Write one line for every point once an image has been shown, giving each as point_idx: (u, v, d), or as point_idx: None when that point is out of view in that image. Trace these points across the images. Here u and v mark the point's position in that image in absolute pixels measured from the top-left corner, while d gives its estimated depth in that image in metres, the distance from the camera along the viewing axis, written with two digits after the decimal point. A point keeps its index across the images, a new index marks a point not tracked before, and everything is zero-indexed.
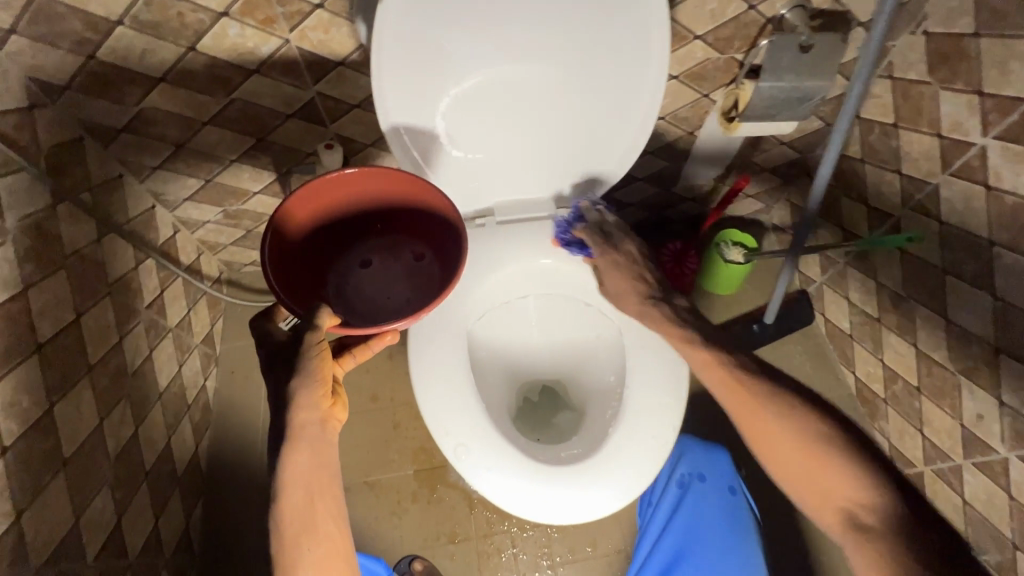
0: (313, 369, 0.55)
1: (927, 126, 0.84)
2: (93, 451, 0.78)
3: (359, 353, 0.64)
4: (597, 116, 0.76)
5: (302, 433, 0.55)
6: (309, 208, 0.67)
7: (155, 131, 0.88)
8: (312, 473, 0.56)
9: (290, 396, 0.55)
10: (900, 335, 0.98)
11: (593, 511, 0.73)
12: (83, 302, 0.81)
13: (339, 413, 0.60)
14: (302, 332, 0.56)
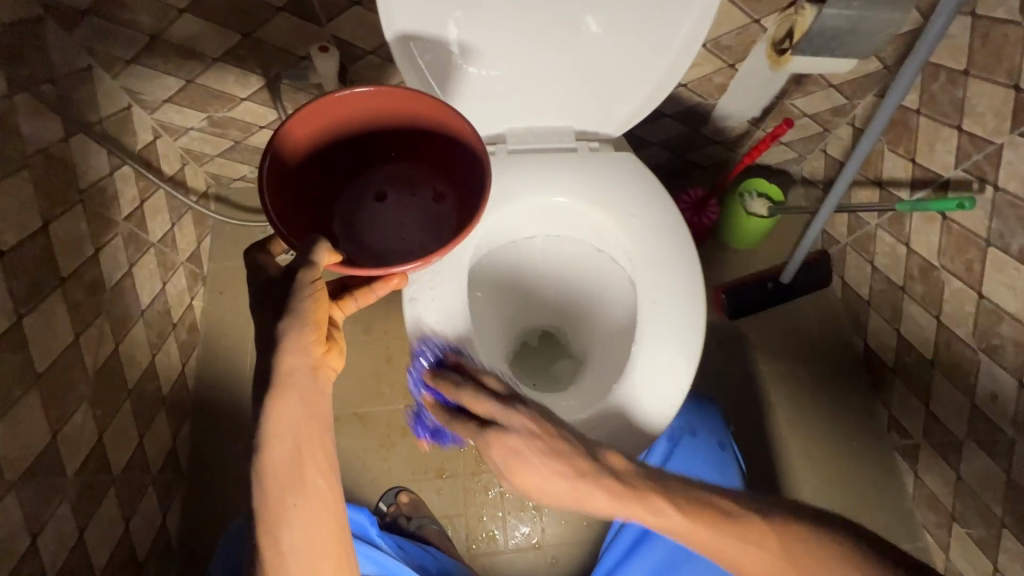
0: (303, 310, 0.51)
1: (1004, 76, 0.74)
2: (69, 366, 0.75)
3: (360, 296, 0.58)
4: (636, 30, 0.65)
5: (288, 380, 0.50)
6: (318, 126, 0.60)
7: (126, 18, 0.77)
8: (301, 423, 0.51)
9: (278, 338, 0.50)
10: (923, 307, 0.93)
11: None
12: (51, 208, 0.74)
13: (333, 360, 0.55)
14: (295, 271, 0.52)
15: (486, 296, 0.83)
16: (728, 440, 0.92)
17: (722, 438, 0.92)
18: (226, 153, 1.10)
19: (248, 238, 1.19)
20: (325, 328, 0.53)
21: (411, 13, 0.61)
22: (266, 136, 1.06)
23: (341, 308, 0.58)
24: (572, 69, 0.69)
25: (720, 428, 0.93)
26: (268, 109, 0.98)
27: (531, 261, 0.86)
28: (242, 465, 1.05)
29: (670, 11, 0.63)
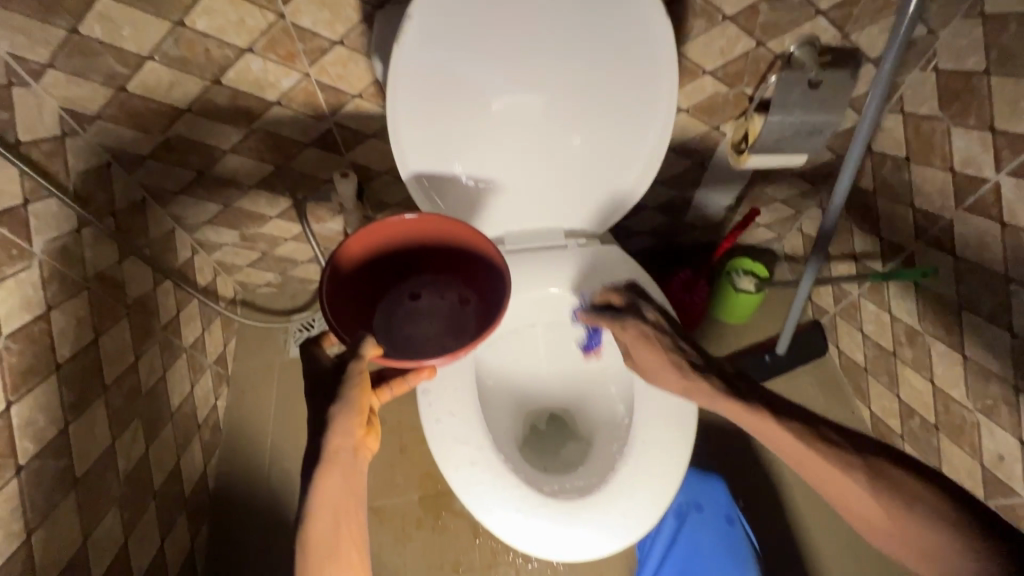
0: (351, 397, 0.57)
1: (940, 161, 0.84)
2: (105, 470, 0.80)
3: (395, 386, 0.64)
4: (609, 140, 0.75)
5: (335, 459, 0.55)
6: (365, 245, 0.67)
7: (179, 159, 0.91)
8: (340, 498, 0.55)
9: (328, 421, 0.56)
10: (916, 371, 0.96)
11: (597, 549, 0.70)
12: (102, 323, 0.83)
13: (372, 443, 0.60)
14: (346, 361, 0.59)
15: (492, 385, 0.88)
16: (736, 514, 0.95)
17: (730, 512, 0.96)
18: (254, 263, 1.21)
19: (271, 338, 1.27)
20: (368, 413, 0.58)
21: (416, 153, 0.71)
22: (291, 247, 1.18)
23: (378, 398, 0.63)
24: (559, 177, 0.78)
25: (727, 501, 0.97)
26: (294, 224, 1.11)
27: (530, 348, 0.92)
28: (256, 567, 1.04)
29: (636, 124, 0.73)
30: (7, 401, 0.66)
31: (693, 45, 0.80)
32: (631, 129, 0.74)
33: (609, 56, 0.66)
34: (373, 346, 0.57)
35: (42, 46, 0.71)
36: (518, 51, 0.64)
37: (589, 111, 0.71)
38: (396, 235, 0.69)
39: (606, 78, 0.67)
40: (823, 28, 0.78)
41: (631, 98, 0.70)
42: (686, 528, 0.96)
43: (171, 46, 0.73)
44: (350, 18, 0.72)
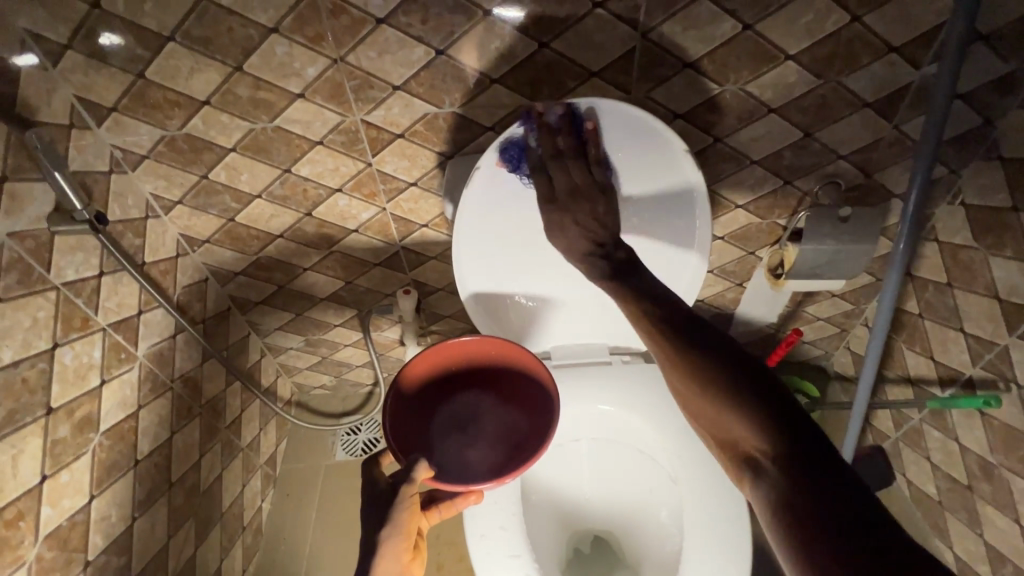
0: (400, 521, 0.61)
1: (983, 289, 0.85)
2: (153, 571, 0.82)
3: (443, 508, 0.69)
4: (648, 247, 0.79)
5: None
6: (459, 355, 0.77)
7: (265, 275, 1.04)
8: None
9: (377, 545, 0.60)
10: (999, 509, 0.88)
11: None
12: (178, 422, 0.90)
13: (416, 567, 0.65)
14: (398, 483, 0.62)
15: (539, 504, 0.87)
16: None
17: None
18: (313, 366, 1.29)
19: (320, 441, 1.31)
20: (412, 536, 0.62)
21: (473, 269, 0.79)
22: (349, 352, 1.26)
23: (426, 519, 0.68)
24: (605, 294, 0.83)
25: None
26: (355, 331, 1.19)
27: (575, 463, 0.91)
28: None
29: (675, 244, 0.78)
30: (91, 494, 0.71)
31: (726, 184, 0.88)
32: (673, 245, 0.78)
33: (644, 186, 0.73)
34: (423, 467, 0.61)
35: (178, 188, 0.87)
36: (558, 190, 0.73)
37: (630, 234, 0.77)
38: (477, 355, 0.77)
39: (641, 203, 0.75)
40: (845, 169, 0.86)
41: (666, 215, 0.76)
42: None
43: (277, 187, 0.88)
44: (426, 166, 0.85)
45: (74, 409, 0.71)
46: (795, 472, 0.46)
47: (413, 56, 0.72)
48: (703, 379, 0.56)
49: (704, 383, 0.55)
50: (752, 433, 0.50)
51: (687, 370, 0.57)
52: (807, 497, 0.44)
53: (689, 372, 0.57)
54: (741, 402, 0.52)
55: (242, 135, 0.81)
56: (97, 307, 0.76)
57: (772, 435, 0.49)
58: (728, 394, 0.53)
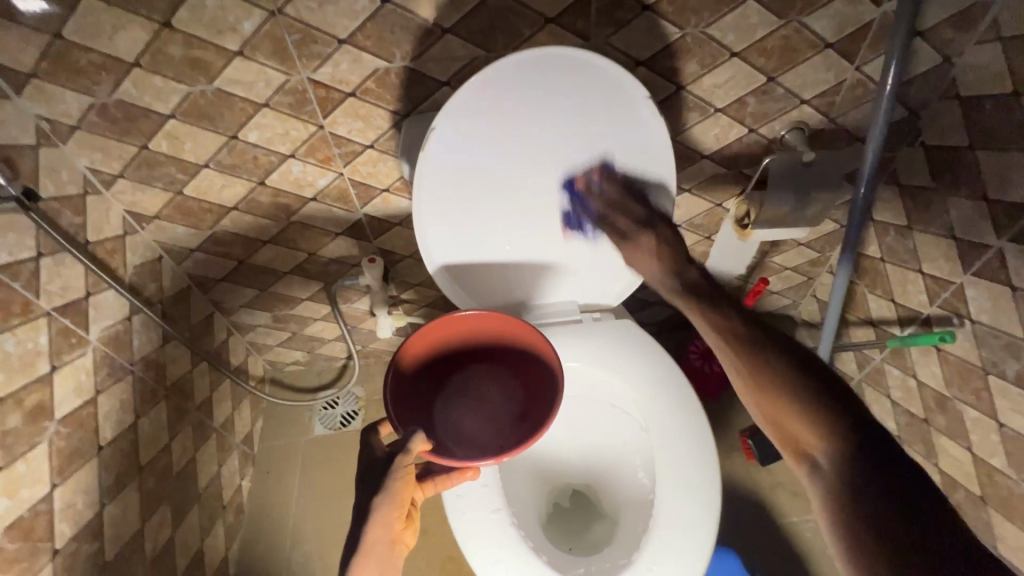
0: (394, 488, 0.60)
1: (940, 228, 0.87)
2: (131, 555, 0.81)
3: (439, 483, 0.69)
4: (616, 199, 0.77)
5: (369, 551, 0.59)
6: (481, 323, 0.75)
7: (222, 250, 1.00)
8: None
9: (370, 510, 0.60)
10: (953, 439, 0.93)
11: None
12: (143, 405, 0.88)
13: (408, 537, 0.65)
14: (394, 453, 0.62)
15: (515, 461, 0.89)
16: None
17: None
18: (284, 343, 1.26)
19: (296, 416, 1.30)
20: (405, 506, 0.62)
21: (434, 235, 0.76)
22: (319, 326, 1.23)
23: (422, 491, 0.68)
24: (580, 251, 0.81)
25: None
26: (324, 305, 1.17)
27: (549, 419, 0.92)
28: None
29: None
30: (52, 483, 0.69)
31: (691, 133, 0.87)
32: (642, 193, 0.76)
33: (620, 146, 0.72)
34: (420, 440, 0.61)
35: (116, 160, 0.82)
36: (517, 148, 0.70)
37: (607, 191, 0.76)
38: (493, 328, 0.75)
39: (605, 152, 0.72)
40: (809, 114, 0.85)
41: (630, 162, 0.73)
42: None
43: (224, 155, 0.83)
44: (381, 127, 0.81)
45: (23, 397, 0.67)
46: (866, 470, 0.45)
47: (358, 6, 0.67)
48: (778, 391, 0.53)
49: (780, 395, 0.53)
50: (817, 434, 0.50)
51: (758, 384, 0.55)
52: (874, 492, 0.44)
53: (757, 386, 0.55)
54: (809, 401, 0.51)
55: (180, 99, 0.75)
56: (38, 291, 0.72)
57: (832, 428, 0.49)
58: (802, 400, 0.51)
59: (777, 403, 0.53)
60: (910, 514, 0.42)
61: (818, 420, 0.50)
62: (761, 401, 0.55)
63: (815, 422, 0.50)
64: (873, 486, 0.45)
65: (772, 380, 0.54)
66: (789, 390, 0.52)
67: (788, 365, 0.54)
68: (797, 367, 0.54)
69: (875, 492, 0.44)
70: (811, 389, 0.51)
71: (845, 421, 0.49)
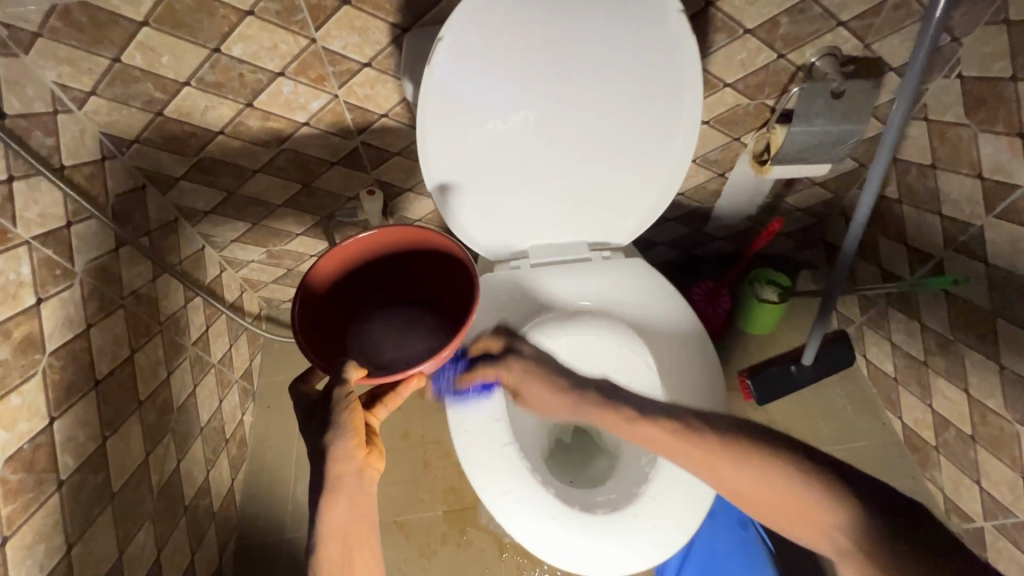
0: (345, 420, 0.61)
1: (967, 167, 0.84)
2: (138, 485, 0.81)
3: (389, 402, 0.66)
4: (630, 125, 0.72)
5: (340, 484, 0.60)
6: (402, 239, 0.75)
7: (209, 179, 0.94)
8: (349, 523, 0.61)
9: (326, 450, 0.60)
10: (950, 381, 0.94)
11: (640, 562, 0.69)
12: (137, 339, 0.85)
13: (376, 461, 0.65)
14: (332, 389, 0.62)
15: None
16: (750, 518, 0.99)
17: (743, 517, 1.00)
18: (279, 279, 1.23)
19: (296, 354, 1.29)
20: (363, 434, 0.62)
21: (437, 156, 0.71)
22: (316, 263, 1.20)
23: (375, 416, 0.67)
24: (587, 181, 0.78)
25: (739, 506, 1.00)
26: (320, 240, 1.12)
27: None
28: None
29: (650, 136, 0.73)
30: (51, 416, 0.68)
31: (715, 58, 0.80)
32: (660, 121, 0.72)
33: (640, 66, 0.66)
34: (355, 369, 0.61)
35: (86, 75, 0.74)
36: (530, 64, 0.64)
37: (619, 116, 0.71)
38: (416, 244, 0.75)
39: (625, 71, 0.66)
40: (844, 38, 0.79)
41: (651, 86, 0.68)
42: (700, 536, 0.98)
43: (207, 72, 0.76)
44: (379, 42, 0.74)
45: (10, 329, 0.64)
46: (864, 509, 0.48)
47: None
48: (736, 463, 0.55)
49: (740, 471, 0.55)
50: (808, 497, 0.51)
51: (717, 461, 0.57)
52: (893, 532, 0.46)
53: (716, 461, 0.57)
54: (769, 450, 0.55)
55: (153, 3, 0.67)
56: (15, 218, 0.67)
57: (812, 472, 0.52)
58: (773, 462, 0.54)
59: (737, 472, 0.55)
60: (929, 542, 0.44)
61: (801, 477, 0.52)
62: (729, 476, 0.56)
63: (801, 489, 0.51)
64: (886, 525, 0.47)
65: (726, 454, 0.57)
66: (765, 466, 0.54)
67: (735, 434, 0.58)
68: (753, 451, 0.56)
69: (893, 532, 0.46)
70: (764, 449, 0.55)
71: (812, 469, 0.52)
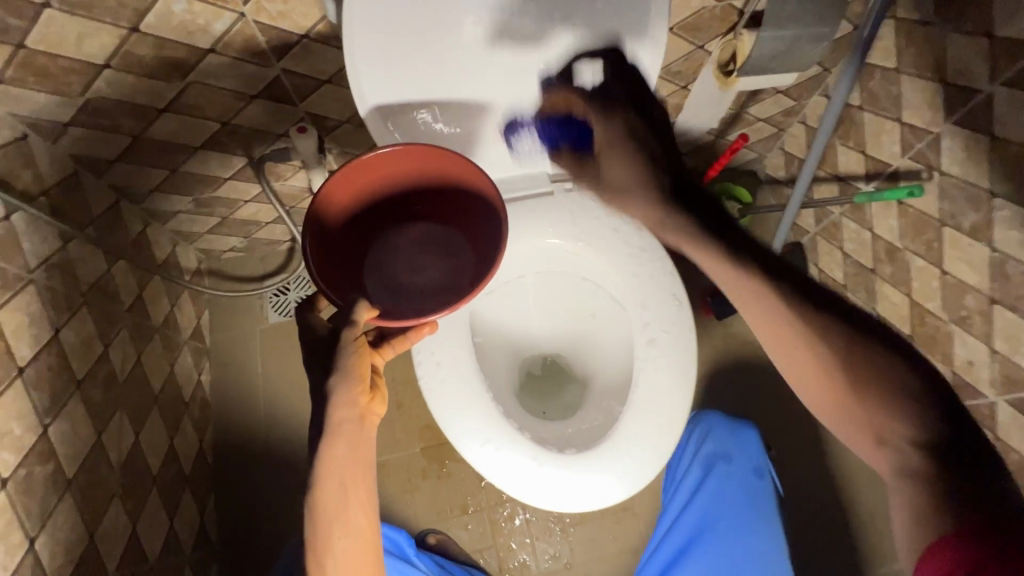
0: (349, 364, 0.58)
1: (931, 71, 0.81)
2: (96, 466, 0.77)
3: (397, 343, 0.64)
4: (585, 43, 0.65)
5: (338, 429, 0.56)
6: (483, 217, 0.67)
7: (106, 124, 0.80)
8: (347, 466, 0.56)
9: (329, 392, 0.57)
10: (894, 286, 0.99)
11: (626, 490, 0.70)
12: (59, 316, 0.77)
13: (377, 407, 0.61)
14: (341, 327, 0.59)
15: (489, 345, 0.87)
16: (765, 466, 0.86)
17: (760, 464, 0.87)
18: (214, 229, 1.12)
19: (247, 307, 1.22)
20: (367, 378, 0.59)
21: (368, 78, 0.63)
22: (252, 209, 1.09)
23: (381, 356, 0.64)
24: (541, 107, 0.72)
25: (758, 453, 0.87)
26: (252, 184, 1.01)
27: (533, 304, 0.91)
28: (266, 531, 1.06)
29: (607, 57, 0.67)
30: None
31: None
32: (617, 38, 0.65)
33: None
34: (367, 311, 0.57)
35: None
36: None
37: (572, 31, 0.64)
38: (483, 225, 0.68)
39: None
40: None
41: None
42: (711, 479, 0.86)
43: None
44: None
45: None
46: (934, 429, 0.43)
47: None
48: (806, 343, 0.48)
49: (805, 357, 0.48)
50: (880, 422, 0.45)
51: (788, 330, 0.48)
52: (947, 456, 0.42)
53: (789, 333, 0.48)
54: (846, 348, 0.47)
55: None
56: None
57: (897, 361, 0.45)
58: (849, 343, 0.47)
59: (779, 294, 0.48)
60: (966, 456, 0.42)
61: (886, 403, 0.45)
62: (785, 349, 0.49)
63: (846, 361, 0.46)
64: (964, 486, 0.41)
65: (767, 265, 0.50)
66: (748, 274, 0.50)
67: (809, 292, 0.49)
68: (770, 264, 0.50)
69: (942, 463, 0.42)
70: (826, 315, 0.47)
71: (897, 367, 0.45)
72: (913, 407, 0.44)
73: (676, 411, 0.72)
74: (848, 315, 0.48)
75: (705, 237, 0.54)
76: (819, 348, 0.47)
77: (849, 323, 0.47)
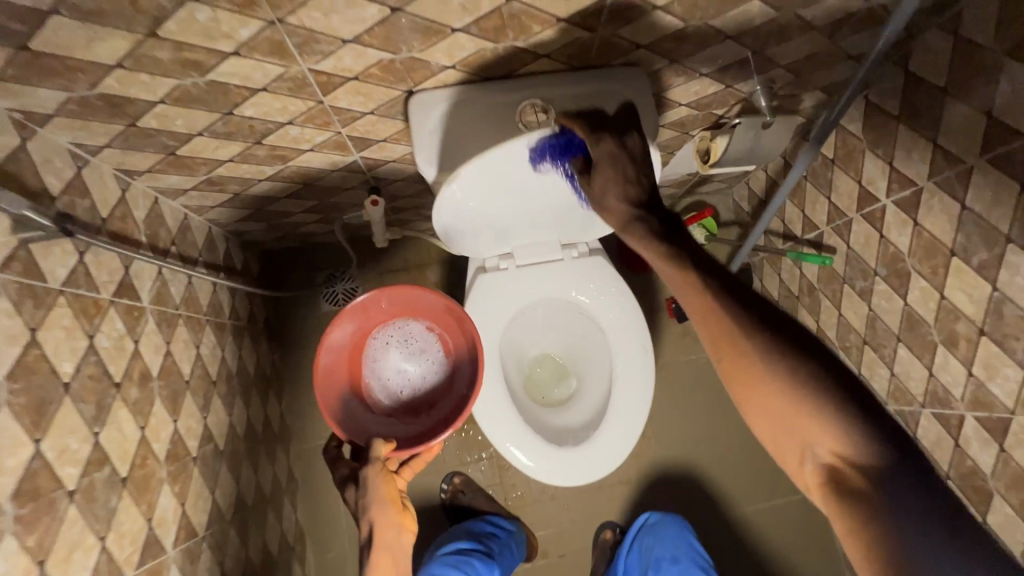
0: (377, 487, 0.76)
1: (854, 172, 1.07)
2: (232, 438, 1.10)
3: (412, 464, 0.85)
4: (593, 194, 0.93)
5: (379, 540, 0.73)
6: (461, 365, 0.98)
7: (216, 187, 1.01)
8: (389, 564, 0.73)
9: (366, 516, 0.74)
10: (810, 312, 1.33)
11: (576, 480, 1.03)
12: (197, 337, 1.04)
13: (409, 520, 0.78)
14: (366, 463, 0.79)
15: (510, 344, 1.18)
16: (705, 562, 1.19)
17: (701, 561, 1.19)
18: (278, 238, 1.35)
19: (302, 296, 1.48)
20: (396, 499, 0.77)
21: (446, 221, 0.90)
22: (312, 226, 1.32)
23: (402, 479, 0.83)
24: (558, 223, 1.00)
25: (697, 552, 1.20)
26: (317, 214, 1.24)
27: (550, 330, 1.22)
28: None
29: None
30: (174, 420, 0.91)
31: (675, 91, 0.92)
32: None
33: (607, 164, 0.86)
34: (382, 444, 0.80)
35: (101, 136, 0.77)
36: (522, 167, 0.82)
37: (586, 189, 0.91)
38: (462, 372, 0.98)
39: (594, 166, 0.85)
40: (782, 74, 0.92)
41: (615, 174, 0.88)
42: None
43: (219, 126, 0.81)
44: (383, 99, 0.81)
45: (132, 373, 0.83)
46: (874, 430, 0.48)
47: (365, 15, 0.63)
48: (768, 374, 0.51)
49: (769, 387, 0.51)
50: (829, 432, 0.49)
51: (743, 366, 0.52)
52: (893, 489, 0.46)
53: (746, 370, 0.52)
54: (825, 394, 0.50)
55: (170, 89, 0.70)
56: (96, 287, 0.79)
57: (834, 407, 0.49)
58: (790, 373, 0.51)
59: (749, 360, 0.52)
60: (918, 502, 0.45)
61: (834, 423, 0.49)
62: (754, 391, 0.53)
63: (812, 409, 0.50)
64: (859, 420, 0.49)
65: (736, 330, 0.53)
66: (737, 327, 0.53)
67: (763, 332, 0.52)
68: (764, 318, 0.53)
69: (891, 516, 0.45)
70: (777, 340, 0.52)
71: (844, 406, 0.49)
72: (861, 438, 0.48)
73: (626, 442, 1.04)
74: (814, 368, 0.51)
75: (700, 280, 0.56)
76: (783, 387, 0.51)
77: (773, 331, 0.53)
